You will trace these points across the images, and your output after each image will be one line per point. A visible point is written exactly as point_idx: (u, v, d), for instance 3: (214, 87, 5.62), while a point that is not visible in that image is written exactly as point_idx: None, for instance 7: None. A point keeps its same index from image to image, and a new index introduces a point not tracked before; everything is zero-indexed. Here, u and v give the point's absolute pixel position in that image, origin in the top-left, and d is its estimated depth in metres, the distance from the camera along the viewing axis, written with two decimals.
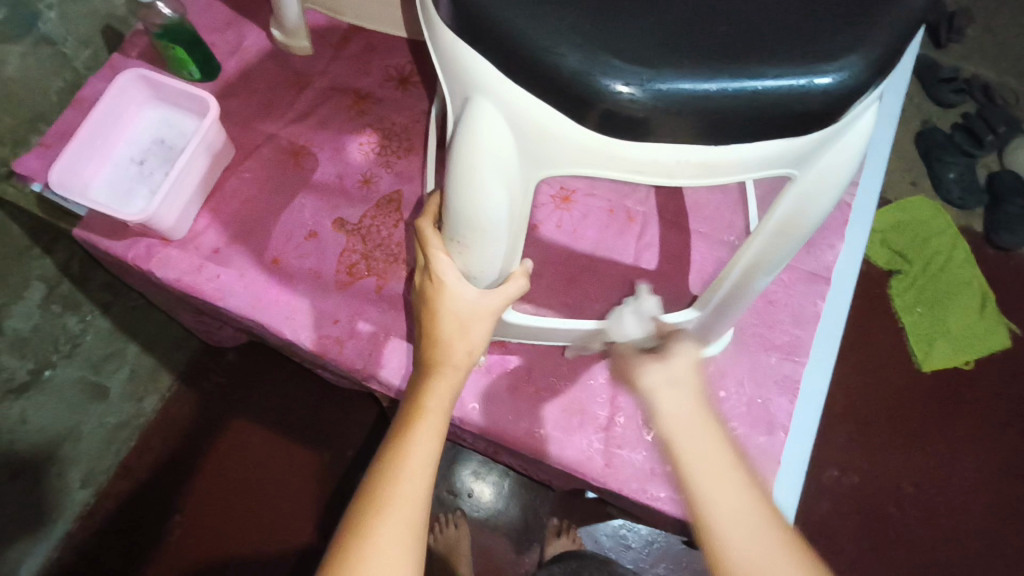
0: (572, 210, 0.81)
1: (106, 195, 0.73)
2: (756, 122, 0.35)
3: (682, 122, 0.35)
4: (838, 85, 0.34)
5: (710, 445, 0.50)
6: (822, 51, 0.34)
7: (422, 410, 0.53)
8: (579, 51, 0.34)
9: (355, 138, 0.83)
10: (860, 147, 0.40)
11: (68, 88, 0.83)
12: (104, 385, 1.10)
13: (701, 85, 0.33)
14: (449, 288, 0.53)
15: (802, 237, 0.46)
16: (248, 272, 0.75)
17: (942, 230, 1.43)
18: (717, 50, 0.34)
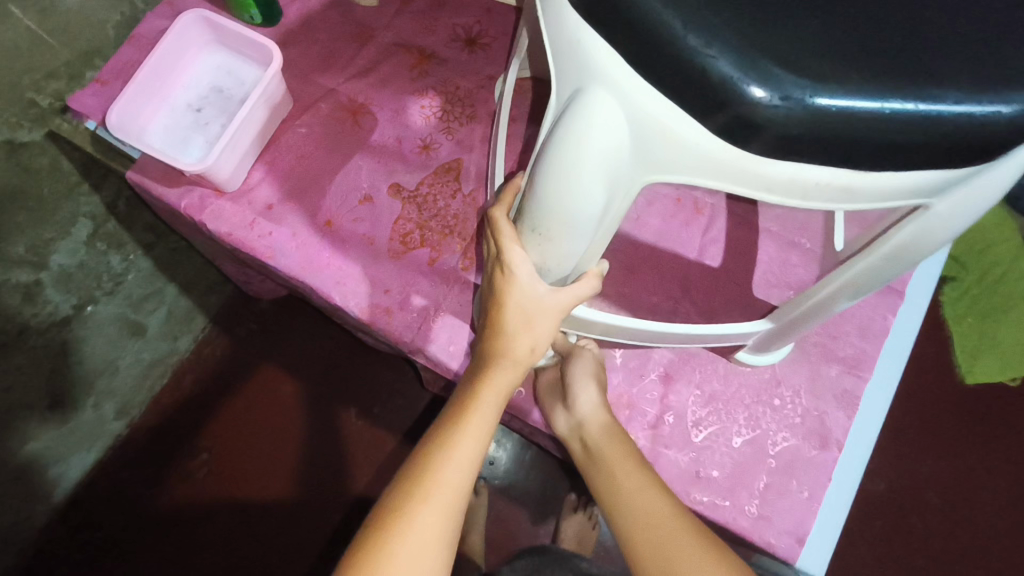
0: (637, 196, 0.77)
1: (161, 141, 0.71)
2: (918, 149, 0.31)
3: (836, 143, 0.31)
4: (1018, 118, 0.30)
5: (618, 447, 0.59)
6: (1005, 77, 0.30)
7: (475, 401, 0.52)
8: (734, 53, 0.30)
9: (417, 100, 0.79)
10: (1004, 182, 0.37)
11: (125, 23, 0.81)
12: (142, 323, 1.11)
13: (866, 104, 0.30)
14: (520, 282, 0.51)
15: (912, 263, 0.43)
16: (300, 232, 0.73)
17: (1009, 238, 1.30)
18: (890, 67, 0.30)
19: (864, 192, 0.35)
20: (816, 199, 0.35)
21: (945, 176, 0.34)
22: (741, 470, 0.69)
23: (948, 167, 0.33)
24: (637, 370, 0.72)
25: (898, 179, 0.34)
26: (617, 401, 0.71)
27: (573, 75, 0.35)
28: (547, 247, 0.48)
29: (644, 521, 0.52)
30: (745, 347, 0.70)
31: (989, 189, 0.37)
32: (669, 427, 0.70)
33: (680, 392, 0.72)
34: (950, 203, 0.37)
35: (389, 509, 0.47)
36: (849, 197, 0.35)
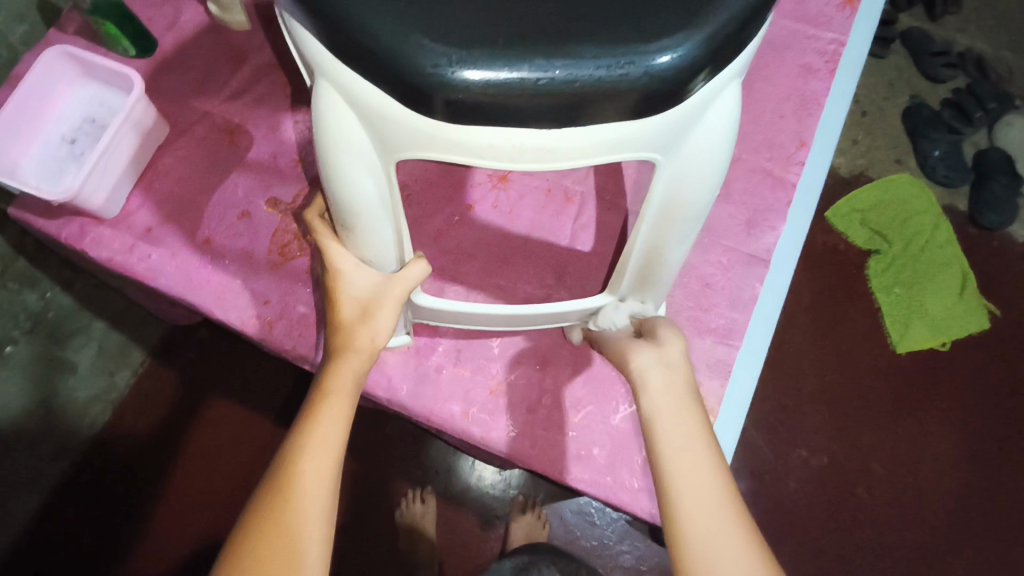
0: (509, 190, 0.80)
1: (36, 174, 0.73)
2: (577, 102, 0.38)
3: (490, 104, 0.37)
4: (630, 74, 0.37)
5: (682, 411, 0.53)
6: (619, 44, 0.37)
7: (325, 393, 0.51)
8: (391, 31, 0.37)
9: (292, 115, 0.82)
10: (719, 132, 0.43)
11: (4, 64, 0.83)
12: (71, 361, 1.11)
13: (496, 65, 0.36)
14: (346, 273, 0.54)
15: (690, 220, 0.48)
16: (179, 252, 0.75)
17: (924, 210, 1.42)
18: (521, 38, 0.37)
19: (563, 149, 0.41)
20: (517, 160, 0.41)
21: (612, 131, 0.40)
22: (620, 446, 0.71)
23: (600, 118, 0.39)
24: (515, 357, 0.74)
25: (568, 137, 0.40)
26: (496, 390, 0.73)
27: (310, 71, 0.42)
28: (356, 240, 0.51)
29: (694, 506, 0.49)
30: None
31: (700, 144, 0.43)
32: (546, 410, 0.72)
33: (557, 376, 0.74)
34: (683, 155, 0.44)
35: (256, 524, 0.45)
36: (538, 156, 0.41)
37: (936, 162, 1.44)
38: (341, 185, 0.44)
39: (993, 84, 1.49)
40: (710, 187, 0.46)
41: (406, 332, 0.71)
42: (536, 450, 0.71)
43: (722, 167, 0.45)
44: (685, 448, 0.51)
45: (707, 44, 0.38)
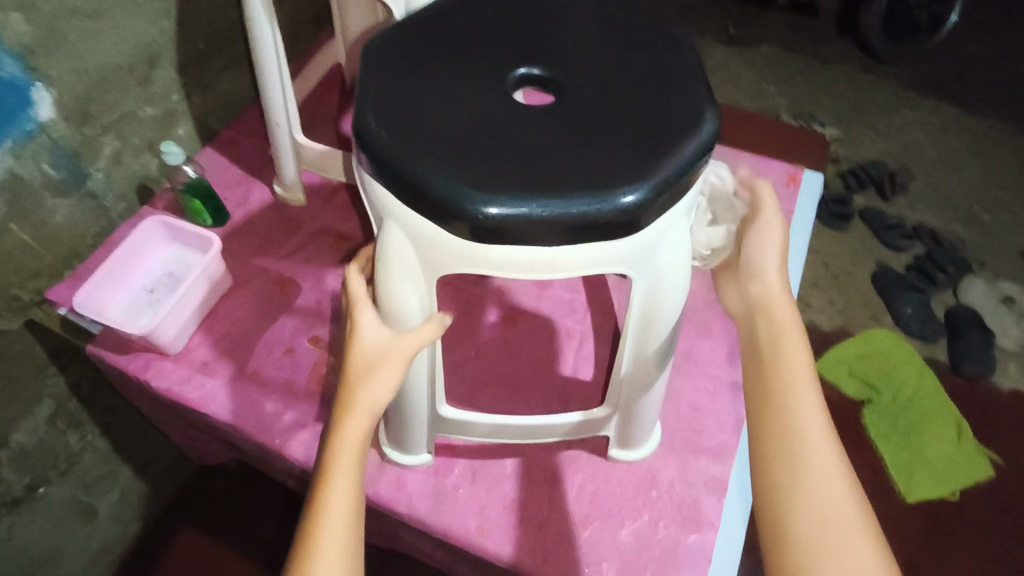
0: (518, 329, 0.92)
1: (119, 316, 0.87)
2: (569, 228, 0.52)
3: (507, 229, 0.52)
4: (606, 208, 0.52)
5: (789, 335, 0.64)
6: (597, 188, 0.53)
7: (331, 459, 0.55)
8: (439, 180, 0.53)
9: (335, 270, 0.98)
10: (675, 255, 0.58)
11: (102, 233, 1.02)
12: (93, 507, 1.16)
13: (511, 199, 0.52)
14: (371, 337, 0.59)
15: (665, 329, 0.61)
16: (229, 382, 0.86)
17: (907, 361, 1.49)
18: (529, 184, 0.53)
19: (562, 262, 0.55)
20: (530, 269, 0.56)
21: (596, 250, 0.55)
22: (627, 562, 0.75)
23: (587, 240, 0.54)
24: (526, 476, 0.81)
25: (565, 253, 0.55)
26: (509, 507, 0.78)
27: (378, 214, 0.59)
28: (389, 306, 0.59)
29: (805, 421, 0.59)
30: (615, 445, 0.80)
31: (663, 262, 0.58)
32: (556, 526, 0.77)
33: (566, 493, 0.79)
34: (652, 272, 0.58)
35: None
36: (545, 267, 0.55)
37: (909, 318, 1.58)
38: (395, 295, 0.59)
39: (948, 251, 1.69)
40: (676, 297, 0.59)
41: (427, 452, 0.79)
42: (547, 564, 0.74)
43: (682, 282, 0.59)
44: (792, 372, 0.62)
45: (658, 187, 0.54)
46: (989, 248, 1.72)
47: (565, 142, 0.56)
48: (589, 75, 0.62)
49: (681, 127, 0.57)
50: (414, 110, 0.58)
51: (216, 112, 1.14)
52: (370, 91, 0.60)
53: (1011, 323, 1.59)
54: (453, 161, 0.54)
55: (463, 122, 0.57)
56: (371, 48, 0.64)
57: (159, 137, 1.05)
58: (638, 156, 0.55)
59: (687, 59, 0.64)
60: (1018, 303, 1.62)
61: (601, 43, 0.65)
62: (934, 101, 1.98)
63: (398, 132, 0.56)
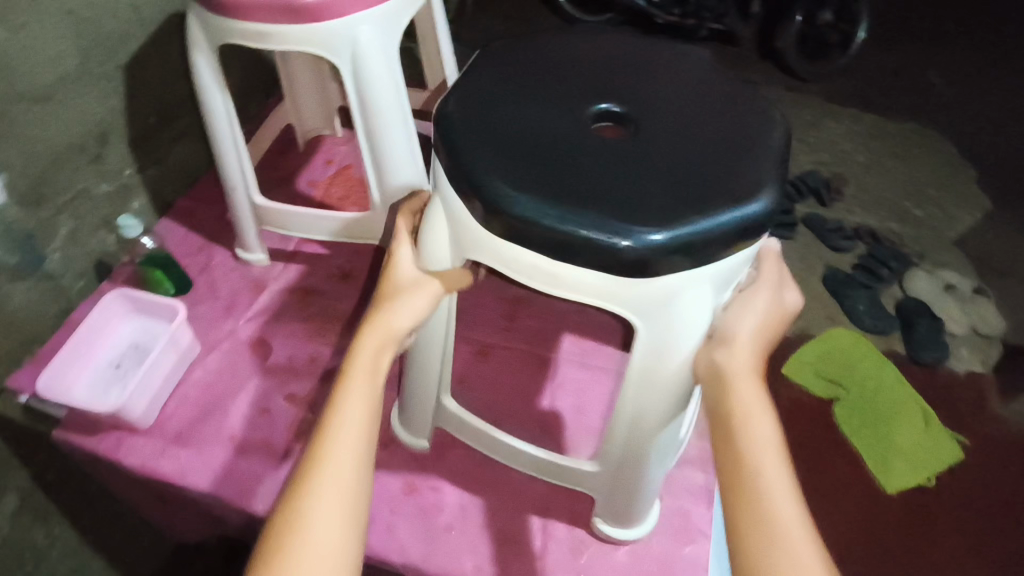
0: (490, 363, 0.94)
1: (86, 395, 0.85)
2: (574, 246, 0.59)
3: (521, 229, 0.60)
4: (621, 241, 0.57)
5: (759, 412, 0.57)
6: (620, 221, 0.58)
7: (350, 371, 0.60)
8: (483, 175, 0.61)
9: (304, 325, 0.98)
10: (683, 318, 0.62)
11: (61, 313, 1.00)
12: None
13: (533, 205, 0.59)
14: (401, 267, 0.67)
15: (664, 388, 0.65)
16: (206, 450, 0.85)
17: (868, 356, 1.53)
18: (558, 199, 0.60)
19: (565, 280, 0.63)
20: (533, 277, 0.64)
21: (603, 282, 0.61)
22: None
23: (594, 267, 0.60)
24: (514, 508, 0.81)
25: (570, 273, 0.62)
26: (503, 541, 0.78)
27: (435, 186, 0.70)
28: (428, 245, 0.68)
29: (779, 501, 0.52)
30: (601, 516, 0.77)
31: (674, 318, 0.62)
32: (552, 554, 0.77)
33: (558, 520, 0.80)
34: (659, 329, 0.62)
35: (295, 491, 0.54)
36: (546, 281, 0.63)
37: (863, 314, 1.63)
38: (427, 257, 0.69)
39: (887, 248, 1.77)
40: (683, 354, 0.63)
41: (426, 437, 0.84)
42: None
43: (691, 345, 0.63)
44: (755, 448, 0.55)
45: (685, 240, 0.58)
46: (924, 241, 1.82)
47: (615, 177, 0.62)
48: (664, 117, 0.68)
49: (738, 189, 0.61)
50: (496, 124, 0.66)
51: (170, 183, 1.15)
52: (462, 99, 0.69)
53: (957, 307, 1.65)
54: (507, 170, 0.62)
55: (526, 143, 0.65)
56: (483, 60, 0.74)
57: (115, 212, 1.05)
58: (680, 204, 0.60)
59: (771, 130, 0.67)
60: (959, 288, 1.69)
61: (699, 95, 0.71)
62: (854, 110, 2.13)
63: (474, 137, 0.65)
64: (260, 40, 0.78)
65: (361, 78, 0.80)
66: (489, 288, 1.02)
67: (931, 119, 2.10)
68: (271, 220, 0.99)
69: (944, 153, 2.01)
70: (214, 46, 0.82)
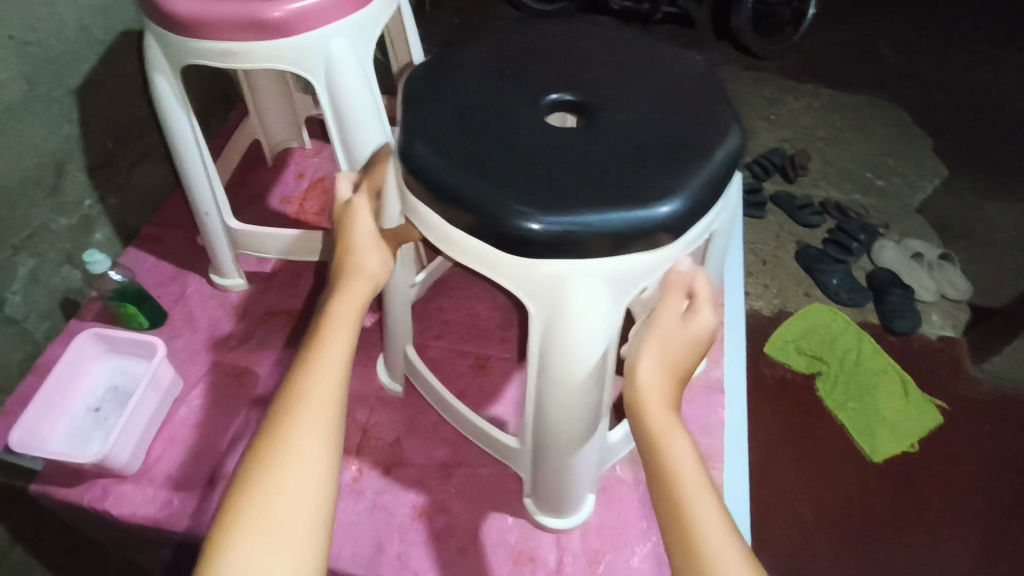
0: (490, 374, 0.92)
1: (64, 445, 0.80)
2: (464, 211, 0.58)
3: (425, 187, 0.60)
4: (508, 209, 0.55)
5: (682, 444, 0.53)
6: (515, 194, 0.56)
7: (328, 319, 0.58)
8: (412, 135, 0.62)
9: (290, 350, 0.94)
10: (570, 306, 0.58)
11: (28, 358, 0.94)
12: None
13: (438, 166, 0.59)
14: (361, 219, 0.66)
15: (556, 378, 0.62)
16: (200, 491, 0.81)
17: (844, 328, 1.51)
18: (467, 165, 0.59)
19: (461, 248, 0.61)
20: (437, 240, 0.63)
21: (494, 253, 0.59)
22: None
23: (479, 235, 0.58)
24: (528, 524, 0.79)
25: (467, 239, 0.60)
26: (519, 558, 0.77)
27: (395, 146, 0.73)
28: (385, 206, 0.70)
29: (713, 538, 0.47)
30: (529, 494, 0.77)
31: (562, 302, 0.58)
32: (570, 567, 0.76)
33: (572, 533, 0.78)
34: (552, 313, 0.59)
35: (272, 438, 0.50)
36: (448, 247, 0.62)
37: (837, 288, 1.62)
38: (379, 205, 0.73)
39: (855, 220, 1.77)
40: (576, 346, 0.59)
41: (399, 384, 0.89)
42: None
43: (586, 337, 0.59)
44: (683, 478, 0.51)
45: (567, 227, 0.55)
46: (890, 211, 1.83)
47: (541, 157, 0.59)
48: (628, 106, 0.65)
49: (661, 186, 0.57)
50: (448, 99, 0.65)
51: (133, 210, 1.09)
52: (425, 75, 0.69)
53: (925, 276, 1.65)
54: (435, 138, 0.61)
55: (467, 119, 0.63)
56: (470, 42, 0.73)
57: (77, 246, 0.99)
58: (577, 193, 0.56)
59: (722, 142, 0.62)
60: (927, 257, 1.69)
61: (674, 95, 0.66)
62: (814, 87, 2.15)
63: (420, 105, 0.65)
64: (225, 58, 0.73)
65: (336, 95, 0.76)
66: (479, 299, 1.00)
67: (887, 91, 2.13)
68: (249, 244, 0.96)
69: (903, 123, 2.05)
70: (177, 67, 0.77)
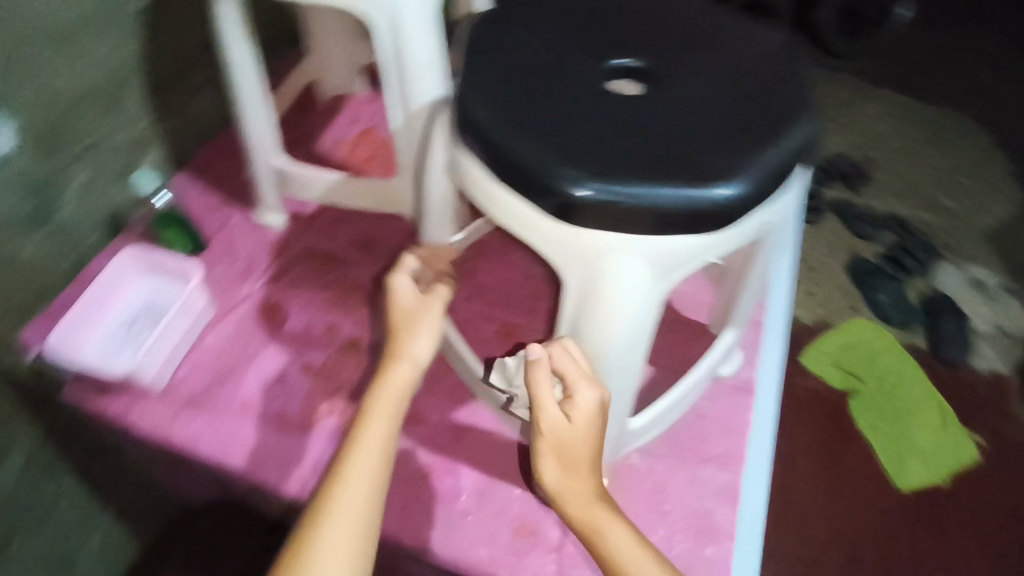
0: (516, 343, 0.91)
1: (96, 355, 0.82)
2: (508, 169, 0.56)
3: (472, 138, 0.59)
4: (555, 171, 0.54)
5: (637, 546, 0.56)
6: (565, 156, 0.54)
7: (369, 410, 0.63)
8: (468, 82, 0.61)
9: (321, 293, 0.95)
10: (606, 285, 0.56)
11: (73, 268, 0.97)
12: (74, 556, 1.08)
13: (488, 117, 0.57)
14: (403, 300, 0.70)
15: (582, 357, 0.60)
16: (220, 417, 0.83)
17: (888, 348, 1.43)
18: (519, 120, 0.57)
19: (502, 209, 0.60)
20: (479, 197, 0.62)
21: (535, 217, 0.58)
22: None
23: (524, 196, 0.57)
24: (534, 498, 0.78)
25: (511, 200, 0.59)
26: (520, 530, 0.76)
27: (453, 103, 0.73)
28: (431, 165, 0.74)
29: None
30: None
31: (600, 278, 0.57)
32: (572, 546, 0.75)
33: None
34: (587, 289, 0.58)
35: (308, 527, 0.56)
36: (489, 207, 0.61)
37: (888, 307, 1.52)
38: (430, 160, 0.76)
39: (916, 239, 1.66)
40: (606, 327, 0.58)
41: None
42: None
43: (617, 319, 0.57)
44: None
45: (614, 198, 0.53)
46: (953, 233, 1.72)
47: (594, 119, 0.56)
48: (697, 79, 0.62)
49: (720, 167, 0.54)
50: (512, 50, 0.63)
51: (186, 136, 1.10)
52: (491, 22, 0.67)
53: (983, 305, 1.57)
54: (492, 88, 0.60)
55: (528, 71, 0.61)
56: None
57: (129, 165, 1.01)
58: (629, 161, 0.54)
59: (791, 128, 0.58)
60: (988, 286, 1.61)
61: (746, 74, 0.62)
62: (891, 91, 2.02)
63: (480, 52, 0.63)
64: None
65: (398, 39, 0.74)
66: (515, 266, 0.98)
67: (970, 105, 2.00)
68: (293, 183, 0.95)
69: (981, 141, 1.92)
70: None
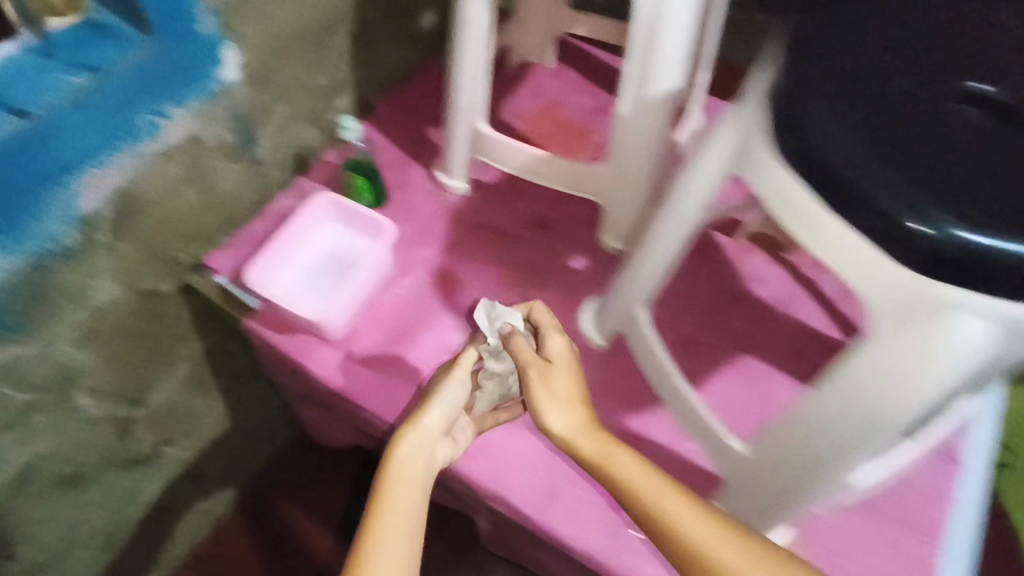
0: (697, 356, 0.87)
1: (284, 293, 0.83)
2: (850, 187, 0.53)
3: (802, 149, 0.56)
4: (920, 209, 0.51)
5: (729, 539, 0.55)
6: (931, 192, 0.51)
7: (392, 457, 0.61)
8: (810, 90, 0.57)
9: (497, 271, 0.93)
10: (941, 345, 0.52)
11: (260, 201, 0.99)
12: (201, 465, 1.20)
13: (839, 132, 0.55)
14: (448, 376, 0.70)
15: (874, 410, 0.56)
16: (394, 379, 0.82)
17: None
18: (870, 143, 0.54)
19: (810, 225, 0.57)
20: (779, 207, 0.59)
21: (865, 249, 0.54)
22: None
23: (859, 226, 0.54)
24: None
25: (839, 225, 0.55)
26: None
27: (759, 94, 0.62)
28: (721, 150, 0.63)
29: None
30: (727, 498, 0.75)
31: (935, 335, 0.52)
32: None
33: None
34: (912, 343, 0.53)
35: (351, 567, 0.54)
36: (798, 222, 0.58)
37: None
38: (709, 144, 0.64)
39: None
40: (918, 388, 0.54)
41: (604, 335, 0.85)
42: None
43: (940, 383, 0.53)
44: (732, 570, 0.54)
45: (983, 253, 0.49)
46: None
47: (954, 164, 0.53)
48: None
49: None
50: (853, 64, 0.59)
51: (375, 85, 1.09)
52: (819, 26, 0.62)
53: None
54: (833, 101, 0.56)
55: (863, 90, 0.57)
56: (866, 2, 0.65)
57: (323, 107, 1.01)
58: (999, 213, 0.50)
59: None
60: None
61: None
62: None
63: (806, 57, 0.59)
64: None
65: (657, 19, 0.68)
66: (700, 277, 0.92)
67: None
68: (491, 151, 0.91)
69: None
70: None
